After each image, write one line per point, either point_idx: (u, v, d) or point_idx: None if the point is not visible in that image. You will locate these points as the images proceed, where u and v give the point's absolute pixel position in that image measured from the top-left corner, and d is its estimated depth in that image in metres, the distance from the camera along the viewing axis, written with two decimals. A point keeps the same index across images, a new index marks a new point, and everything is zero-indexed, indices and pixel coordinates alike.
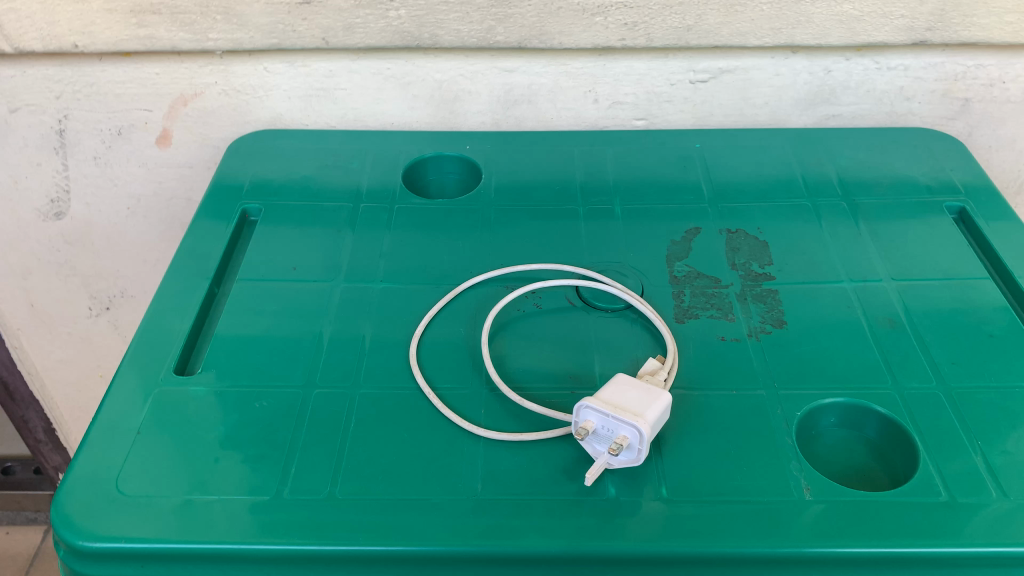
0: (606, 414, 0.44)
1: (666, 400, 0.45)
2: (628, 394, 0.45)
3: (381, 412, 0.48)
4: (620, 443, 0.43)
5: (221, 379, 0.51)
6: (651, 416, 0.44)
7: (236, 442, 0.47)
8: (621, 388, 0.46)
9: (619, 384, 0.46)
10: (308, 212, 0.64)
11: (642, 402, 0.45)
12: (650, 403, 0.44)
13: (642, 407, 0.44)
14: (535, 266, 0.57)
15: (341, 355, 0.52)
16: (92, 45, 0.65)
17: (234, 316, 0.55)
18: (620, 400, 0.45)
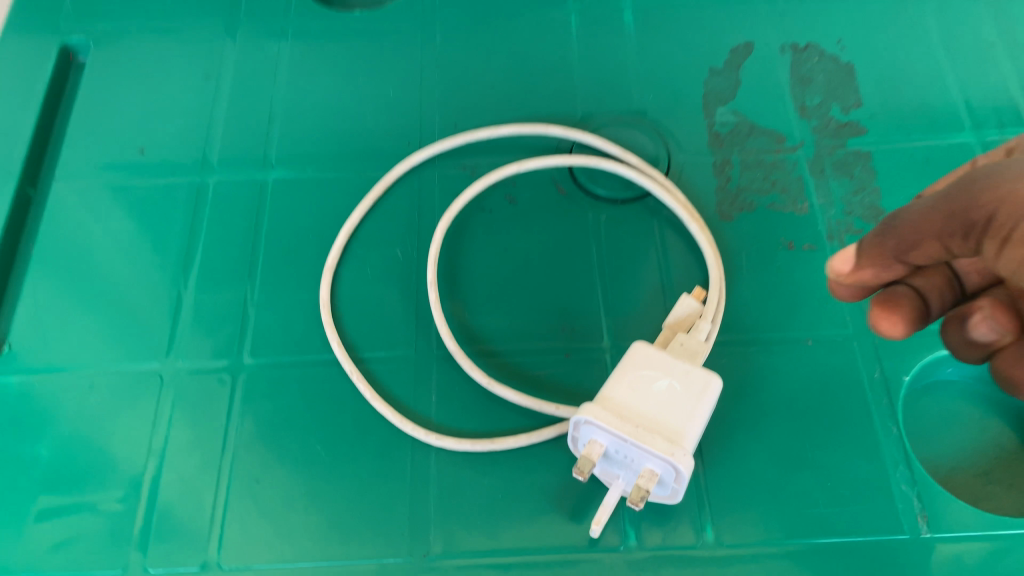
0: (624, 438, 0.27)
1: (714, 392, 0.29)
2: (654, 391, 0.28)
3: (280, 411, 0.32)
4: (648, 485, 0.27)
5: (41, 359, 0.34)
6: (694, 436, 0.27)
7: (66, 473, 0.32)
8: (644, 376, 0.29)
9: (640, 368, 0.29)
10: (165, 42, 0.43)
11: (679, 406, 0.28)
12: (690, 411, 0.28)
13: (680, 416, 0.28)
14: (505, 131, 0.38)
15: (218, 308, 0.35)
16: None
17: (57, 244, 0.37)
18: (642, 403, 0.28)
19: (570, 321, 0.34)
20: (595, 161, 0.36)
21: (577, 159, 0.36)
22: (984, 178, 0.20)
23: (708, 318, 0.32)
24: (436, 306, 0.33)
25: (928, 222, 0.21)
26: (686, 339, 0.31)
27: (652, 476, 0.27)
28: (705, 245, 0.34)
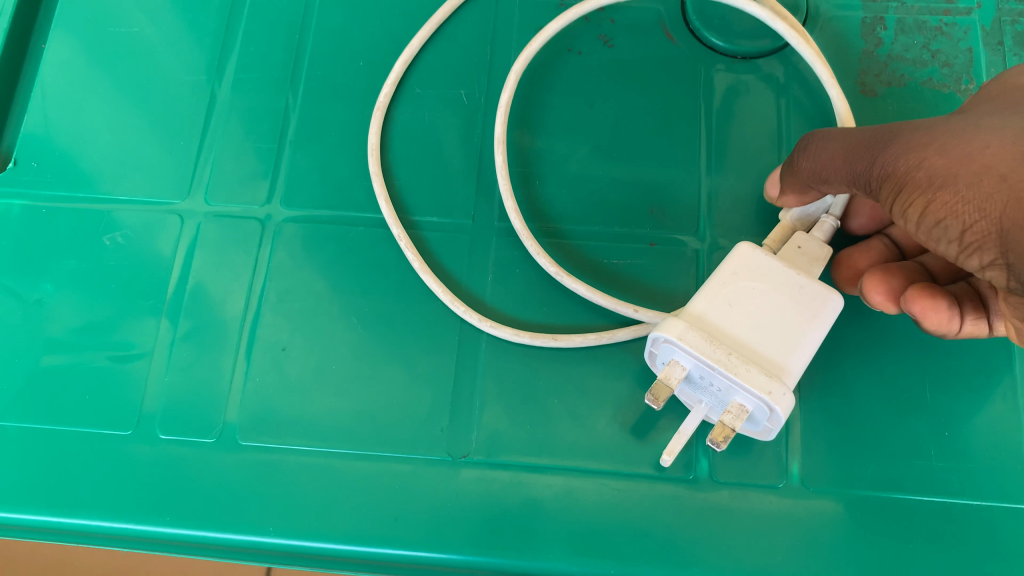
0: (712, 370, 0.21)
1: (830, 314, 0.23)
2: (759, 309, 0.22)
3: (314, 271, 0.28)
4: (732, 430, 0.22)
5: (53, 183, 0.30)
6: (796, 375, 0.22)
7: (76, 317, 0.28)
8: (747, 289, 0.23)
9: (738, 276, 0.23)
10: None
11: (780, 335, 0.22)
12: (795, 343, 0.22)
13: (781, 349, 0.22)
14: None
15: (249, 137, 0.30)
16: None
17: (71, 45, 0.32)
18: (736, 327, 0.22)
19: (661, 202, 0.29)
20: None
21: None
22: (884, 143, 0.21)
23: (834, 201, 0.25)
24: (504, 170, 0.27)
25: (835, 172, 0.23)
26: (799, 238, 0.24)
27: (741, 412, 0.22)
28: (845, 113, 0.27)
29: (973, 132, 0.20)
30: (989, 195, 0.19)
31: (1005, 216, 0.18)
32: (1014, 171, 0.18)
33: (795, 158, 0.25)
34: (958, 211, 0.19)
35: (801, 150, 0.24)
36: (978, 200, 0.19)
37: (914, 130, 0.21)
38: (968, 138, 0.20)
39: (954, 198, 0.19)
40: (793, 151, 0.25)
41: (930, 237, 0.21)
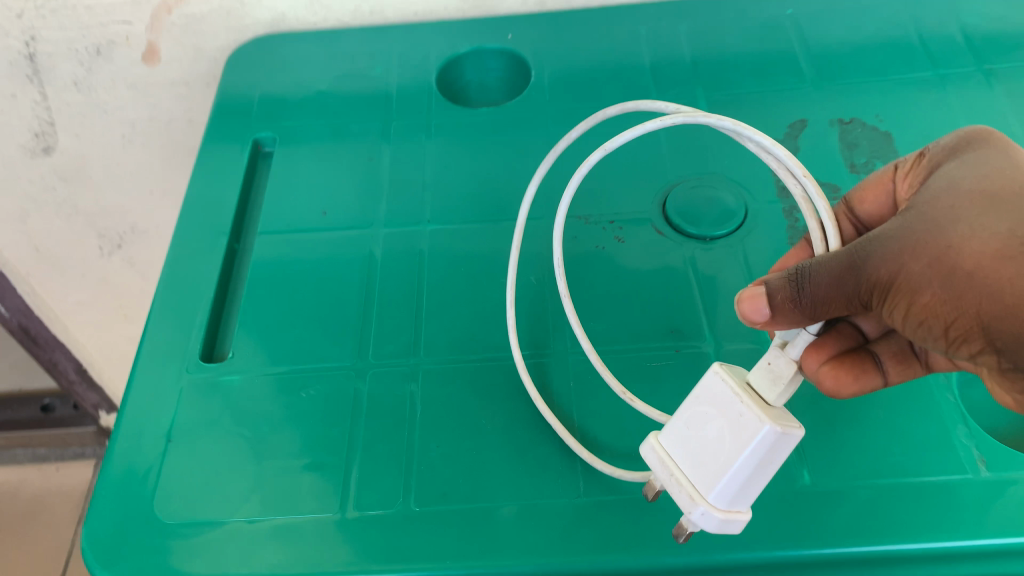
0: (662, 476, 0.32)
1: (756, 444, 0.29)
2: (704, 432, 0.31)
3: (453, 394, 0.40)
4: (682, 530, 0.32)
5: (259, 363, 0.43)
6: (715, 496, 0.30)
7: (286, 443, 0.40)
8: (697, 414, 0.31)
9: (699, 408, 0.31)
10: (331, 134, 0.54)
11: (711, 461, 0.30)
12: (716, 471, 0.30)
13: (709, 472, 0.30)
14: (576, 134, 0.38)
15: (394, 323, 0.44)
16: None
17: (260, 279, 0.46)
18: (686, 450, 0.31)
19: (677, 326, 0.43)
20: (680, 118, 0.33)
21: (656, 123, 0.33)
22: (863, 257, 0.30)
23: (814, 330, 0.30)
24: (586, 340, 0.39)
25: (833, 293, 0.30)
26: (775, 355, 0.30)
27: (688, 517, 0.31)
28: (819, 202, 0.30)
29: (933, 244, 0.29)
30: (963, 294, 0.28)
31: (980, 311, 0.28)
32: (977, 272, 0.28)
33: (792, 290, 0.30)
34: (938, 306, 0.29)
35: (794, 282, 0.30)
36: (957, 300, 0.29)
37: (885, 241, 0.30)
38: (933, 248, 0.29)
39: (935, 297, 0.29)
40: (789, 284, 0.30)
41: (911, 320, 0.30)
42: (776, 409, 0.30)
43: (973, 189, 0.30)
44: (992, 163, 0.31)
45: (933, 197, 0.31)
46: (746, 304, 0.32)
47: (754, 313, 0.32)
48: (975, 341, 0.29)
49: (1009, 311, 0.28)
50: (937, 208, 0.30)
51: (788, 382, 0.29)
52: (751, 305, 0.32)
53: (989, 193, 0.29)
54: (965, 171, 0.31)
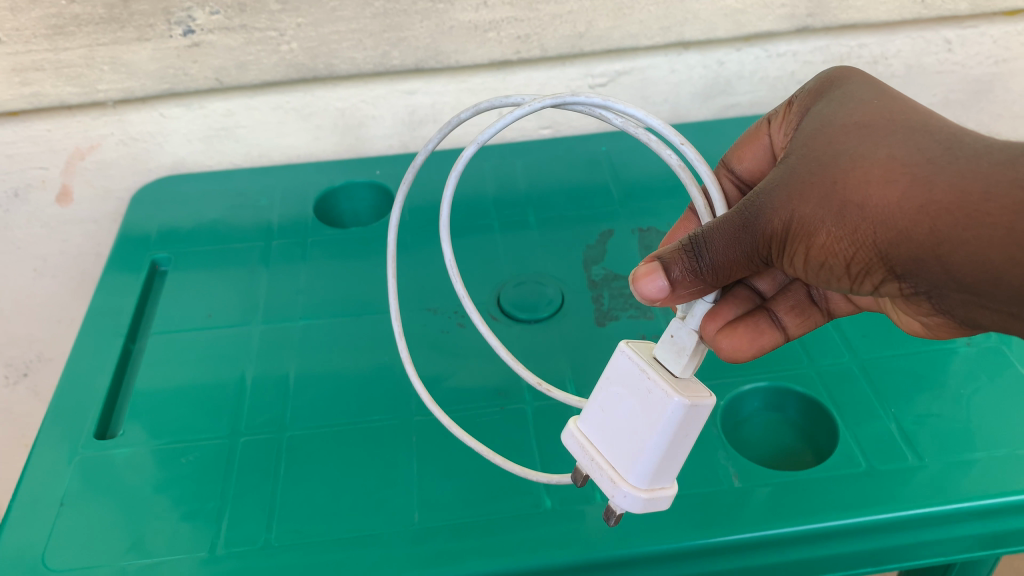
0: (586, 459, 0.37)
1: (664, 420, 0.34)
2: (621, 413, 0.36)
3: (313, 453, 0.48)
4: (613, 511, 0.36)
5: (145, 438, 0.49)
6: (637, 475, 0.35)
7: (166, 499, 0.46)
8: (612, 393, 0.36)
9: (614, 392, 0.36)
10: (220, 255, 0.63)
11: (630, 439, 0.35)
12: (636, 452, 0.35)
13: (630, 451, 0.35)
14: (433, 143, 0.43)
15: (266, 400, 0.51)
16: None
17: (149, 369, 0.54)
18: (610, 433, 0.36)
19: (503, 389, 0.51)
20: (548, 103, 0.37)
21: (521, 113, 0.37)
22: (755, 212, 0.33)
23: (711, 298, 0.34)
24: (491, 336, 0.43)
25: (729, 254, 0.33)
26: (677, 327, 0.35)
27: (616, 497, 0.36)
28: (700, 165, 0.34)
29: (820, 183, 0.33)
30: (856, 227, 0.32)
31: (875, 239, 0.32)
32: (864, 204, 0.32)
33: (690, 262, 0.34)
34: (835, 242, 0.33)
35: (690, 253, 0.34)
36: (852, 233, 0.32)
37: (773, 190, 0.34)
38: (819, 191, 0.33)
39: (830, 235, 0.33)
40: (684, 257, 0.34)
41: (812, 260, 0.34)
42: (683, 382, 0.34)
43: (841, 131, 0.34)
44: (851, 108, 0.35)
45: (811, 141, 0.34)
46: (643, 284, 0.35)
47: (651, 289, 0.35)
48: (873, 270, 0.34)
49: (899, 235, 0.31)
50: (816, 149, 0.34)
51: (691, 354, 0.34)
52: (648, 281, 0.35)
53: (854, 134, 0.33)
54: (828, 117, 0.35)
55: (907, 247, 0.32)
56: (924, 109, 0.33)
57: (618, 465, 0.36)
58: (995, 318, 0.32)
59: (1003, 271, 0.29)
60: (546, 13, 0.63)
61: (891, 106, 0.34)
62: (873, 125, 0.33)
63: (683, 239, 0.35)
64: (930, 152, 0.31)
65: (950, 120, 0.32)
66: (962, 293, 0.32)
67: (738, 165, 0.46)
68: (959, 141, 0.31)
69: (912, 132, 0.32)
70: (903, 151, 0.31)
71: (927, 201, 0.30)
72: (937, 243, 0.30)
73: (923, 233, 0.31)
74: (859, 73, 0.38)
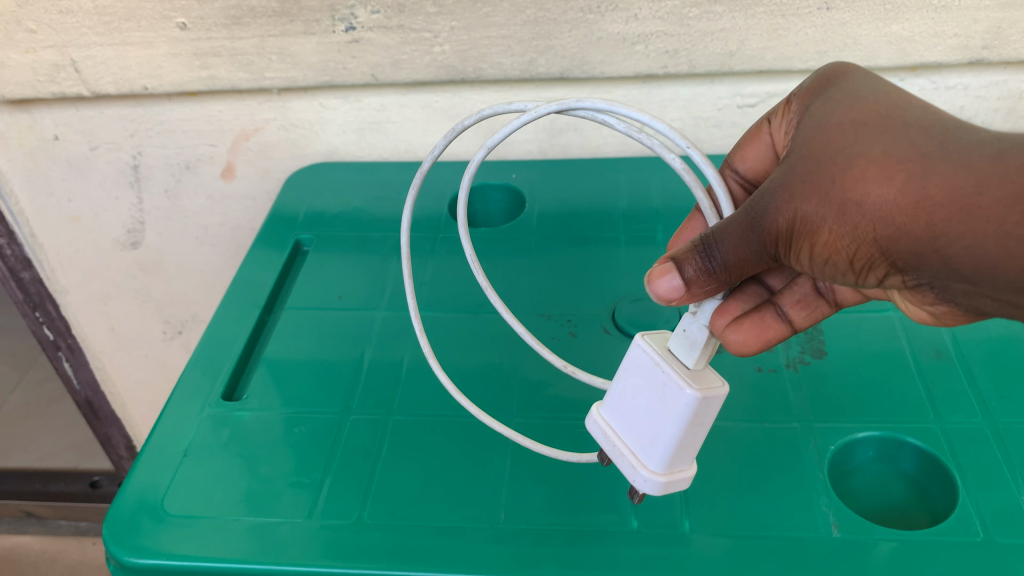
0: (608, 444, 0.39)
1: (679, 410, 0.35)
2: (639, 403, 0.38)
3: (413, 440, 0.49)
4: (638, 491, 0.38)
5: (266, 404, 0.53)
6: (656, 460, 0.37)
7: (275, 465, 0.48)
8: (631, 383, 0.38)
9: (631, 381, 0.38)
10: (356, 242, 0.66)
11: (648, 427, 0.37)
12: (654, 440, 0.37)
13: (647, 437, 0.37)
14: (433, 152, 0.43)
15: (378, 384, 0.54)
16: (176, 112, 0.72)
17: (280, 341, 0.57)
18: (629, 419, 0.38)
19: None
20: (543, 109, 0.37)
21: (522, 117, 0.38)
22: (761, 211, 0.34)
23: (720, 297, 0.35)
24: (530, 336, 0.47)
25: (739, 254, 0.34)
26: (689, 321, 0.36)
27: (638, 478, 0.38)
28: (709, 168, 0.34)
29: (820, 183, 0.33)
30: (857, 223, 0.33)
31: (878, 235, 0.33)
32: (864, 201, 0.32)
33: (702, 262, 0.34)
34: (840, 239, 0.34)
35: (702, 253, 0.35)
36: (854, 229, 0.33)
37: (777, 189, 0.34)
38: (820, 190, 0.33)
39: (833, 232, 0.34)
40: (696, 257, 0.34)
41: (817, 258, 0.35)
42: (696, 372, 0.36)
43: (837, 129, 0.34)
44: (846, 104, 0.35)
45: (808, 141, 0.35)
46: (656, 284, 0.36)
47: (666, 292, 0.35)
48: (875, 264, 0.34)
49: (901, 231, 0.32)
50: (813, 148, 0.34)
51: (703, 348, 0.35)
52: (662, 283, 0.35)
53: (849, 132, 0.33)
54: (825, 115, 0.35)
55: (906, 241, 0.32)
56: (917, 103, 0.34)
57: (636, 450, 0.38)
58: (993, 304, 0.33)
59: (999, 261, 0.30)
60: (697, 29, 0.62)
61: (885, 102, 0.34)
62: (867, 122, 0.33)
63: (696, 239, 0.35)
64: (922, 148, 0.32)
65: (940, 113, 0.33)
66: (961, 282, 0.33)
67: (741, 164, 0.45)
68: (949, 136, 0.32)
69: (907, 127, 0.33)
70: (897, 147, 0.32)
71: (924, 197, 0.31)
72: (935, 236, 0.32)
73: (920, 228, 0.32)
74: (853, 67, 0.38)
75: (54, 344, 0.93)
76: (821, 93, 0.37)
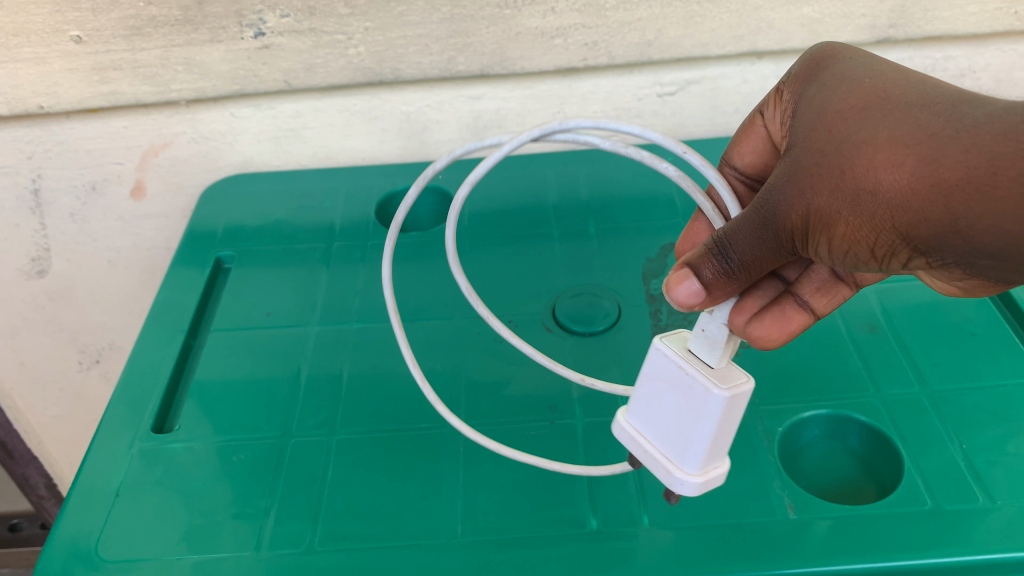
0: (638, 449, 0.38)
1: (711, 412, 0.34)
2: (666, 407, 0.37)
3: (360, 458, 0.48)
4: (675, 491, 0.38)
5: (201, 433, 0.50)
6: (693, 461, 0.36)
7: (217, 497, 0.46)
8: (654, 387, 0.37)
9: (655, 386, 0.37)
10: (282, 255, 0.63)
11: (680, 429, 0.36)
12: (689, 443, 0.36)
13: (680, 440, 0.36)
14: (412, 199, 0.43)
15: (317, 401, 0.52)
16: (77, 130, 0.68)
17: (208, 365, 0.55)
18: (659, 424, 0.37)
19: (554, 403, 0.50)
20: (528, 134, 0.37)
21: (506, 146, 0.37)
22: (772, 209, 0.34)
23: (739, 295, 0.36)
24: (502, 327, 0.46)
25: (754, 252, 0.35)
26: (707, 321, 0.35)
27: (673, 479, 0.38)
28: (708, 170, 0.35)
29: (830, 175, 0.33)
30: (872, 213, 0.33)
31: (894, 222, 0.32)
32: (876, 189, 0.32)
33: (716, 264, 0.35)
34: (855, 228, 0.33)
35: (716, 254, 0.35)
36: (870, 218, 0.33)
37: (786, 185, 0.35)
38: (831, 181, 0.33)
39: (849, 223, 0.33)
40: (711, 259, 0.35)
41: (839, 250, 0.35)
42: (721, 370, 0.35)
43: (841, 119, 0.34)
44: (846, 91, 0.35)
45: (814, 134, 0.35)
46: (674, 291, 0.36)
47: (685, 298, 0.36)
48: (898, 250, 0.33)
49: (916, 216, 0.31)
50: (818, 141, 0.34)
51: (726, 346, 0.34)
52: (679, 288, 0.36)
53: (853, 120, 0.33)
54: (826, 104, 0.35)
55: (926, 226, 0.31)
56: (919, 81, 0.33)
57: (669, 454, 0.37)
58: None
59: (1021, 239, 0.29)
60: (615, 20, 0.62)
61: (886, 85, 0.34)
62: (871, 109, 0.33)
63: (709, 240, 0.36)
64: (930, 128, 0.31)
65: (947, 88, 0.32)
66: (989, 260, 0.31)
67: (739, 160, 0.46)
68: (956, 111, 0.31)
69: (912, 108, 0.32)
70: (903, 130, 0.32)
71: (935, 180, 0.30)
72: (955, 218, 0.30)
73: (939, 212, 0.31)
74: (846, 49, 0.38)
75: None
76: (819, 80, 0.37)
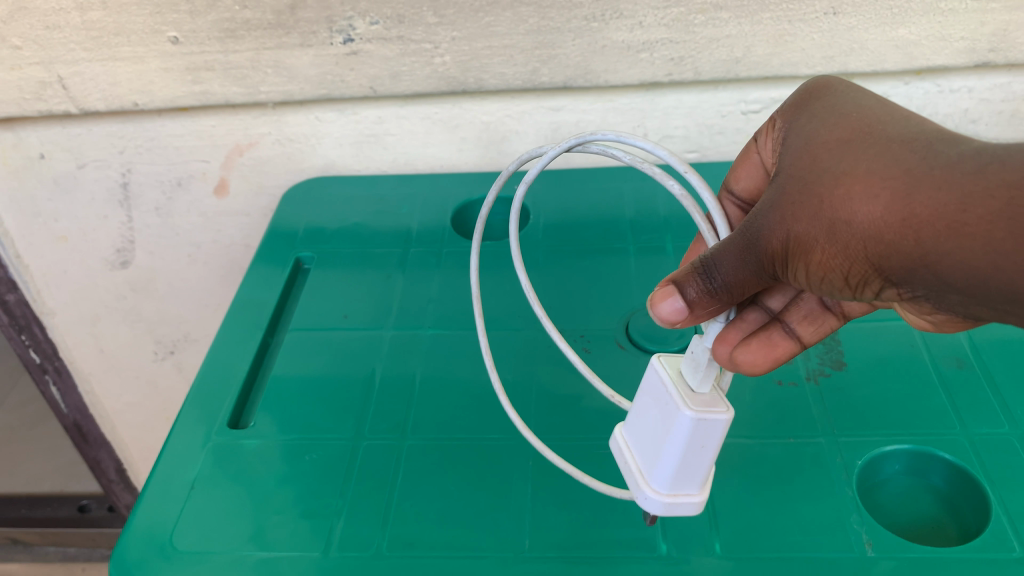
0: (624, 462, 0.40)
1: (677, 429, 0.35)
2: (651, 423, 0.37)
3: (430, 465, 0.48)
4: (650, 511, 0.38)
5: (274, 430, 0.51)
6: (661, 478, 0.36)
7: (287, 496, 0.47)
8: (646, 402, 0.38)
9: (646, 401, 0.38)
10: (358, 258, 0.64)
11: (655, 445, 0.37)
12: (659, 459, 0.36)
13: (653, 455, 0.37)
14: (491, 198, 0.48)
15: (389, 404, 0.52)
16: (167, 127, 0.70)
17: (285, 363, 0.55)
18: (642, 439, 0.38)
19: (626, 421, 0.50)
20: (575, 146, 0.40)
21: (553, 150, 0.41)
22: (754, 234, 0.34)
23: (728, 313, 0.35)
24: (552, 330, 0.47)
25: (740, 274, 0.34)
26: (696, 343, 0.35)
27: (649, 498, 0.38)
28: (703, 191, 0.34)
29: (810, 202, 0.33)
30: (847, 243, 0.33)
31: (868, 253, 0.32)
32: (851, 220, 0.32)
33: (701, 283, 0.34)
34: (832, 256, 0.33)
35: (702, 274, 0.35)
36: (845, 248, 0.33)
37: (768, 212, 0.35)
38: (811, 211, 0.33)
39: (825, 252, 0.33)
40: (696, 277, 0.34)
41: (814, 277, 0.35)
42: (699, 393, 0.35)
43: (825, 149, 0.34)
44: (832, 123, 0.35)
45: (799, 163, 0.35)
46: (658, 308, 0.36)
47: (669, 314, 0.36)
48: (871, 280, 0.34)
49: (888, 248, 0.32)
50: (802, 169, 0.34)
51: (704, 369, 0.34)
52: (663, 304, 0.36)
53: (835, 152, 0.33)
54: (813, 134, 0.35)
55: (898, 258, 0.32)
56: (903, 118, 0.33)
57: (645, 470, 0.38)
58: (996, 316, 0.31)
59: (986, 274, 0.29)
60: (703, 36, 0.61)
61: (872, 119, 0.34)
62: (854, 141, 0.33)
63: (696, 260, 0.35)
64: (907, 164, 0.31)
65: (930, 126, 0.32)
66: (957, 295, 0.31)
67: (734, 185, 0.45)
68: (932, 150, 0.31)
69: (891, 144, 0.32)
70: (879, 165, 0.32)
71: (907, 215, 0.31)
72: (925, 253, 0.31)
73: (909, 245, 0.31)
74: (840, 81, 0.38)
75: (40, 367, 0.90)
76: (809, 111, 0.37)
